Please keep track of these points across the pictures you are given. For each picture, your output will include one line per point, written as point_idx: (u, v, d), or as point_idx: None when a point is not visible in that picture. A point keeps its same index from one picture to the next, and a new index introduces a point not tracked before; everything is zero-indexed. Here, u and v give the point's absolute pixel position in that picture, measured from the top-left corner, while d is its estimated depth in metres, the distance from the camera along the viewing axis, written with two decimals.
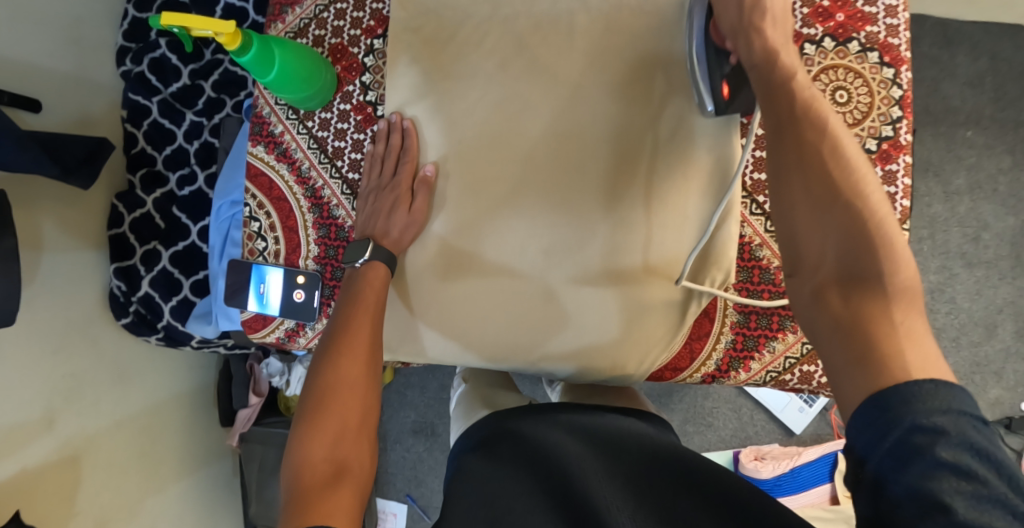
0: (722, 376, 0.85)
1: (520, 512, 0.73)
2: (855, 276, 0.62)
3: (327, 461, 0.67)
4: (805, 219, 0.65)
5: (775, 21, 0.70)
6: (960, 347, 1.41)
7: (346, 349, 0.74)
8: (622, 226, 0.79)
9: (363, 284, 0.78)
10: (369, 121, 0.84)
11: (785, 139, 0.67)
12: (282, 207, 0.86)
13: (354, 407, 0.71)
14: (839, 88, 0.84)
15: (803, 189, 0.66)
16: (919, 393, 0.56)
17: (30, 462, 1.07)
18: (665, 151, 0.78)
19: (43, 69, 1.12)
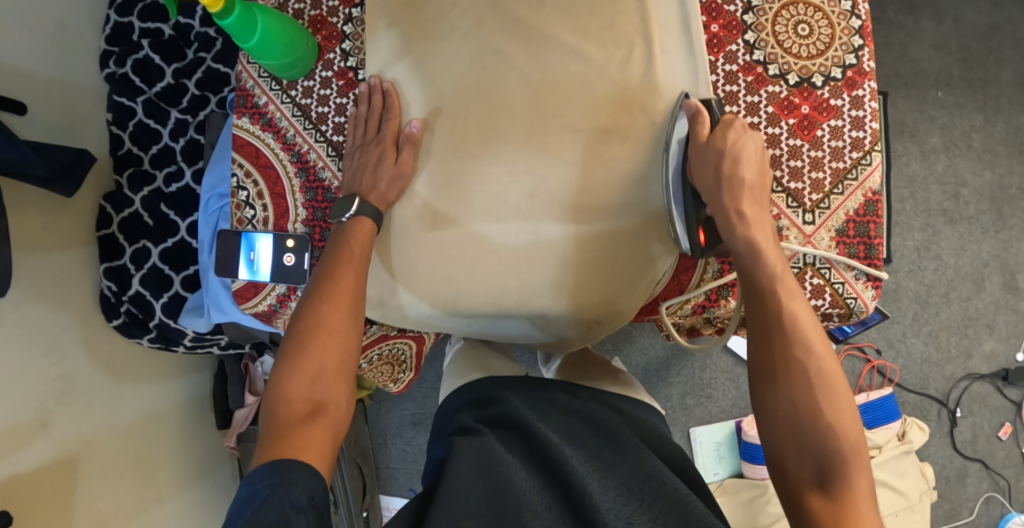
0: (712, 306, 0.89)
1: (513, 469, 0.74)
2: (829, 477, 0.68)
3: (304, 400, 0.73)
4: (783, 426, 0.71)
5: (752, 196, 0.73)
6: (951, 303, 1.43)
7: (329, 296, 0.78)
8: (603, 164, 0.80)
9: (350, 239, 0.81)
10: (350, 85, 0.86)
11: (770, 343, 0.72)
12: (269, 175, 0.86)
13: (333, 353, 0.76)
14: (801, 21, 0.81)
15: (781, 377, 0.71)
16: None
17: (26, 465, 1.06)
18: (642, 90, 0.79)
19: (27, 72, 1.13)
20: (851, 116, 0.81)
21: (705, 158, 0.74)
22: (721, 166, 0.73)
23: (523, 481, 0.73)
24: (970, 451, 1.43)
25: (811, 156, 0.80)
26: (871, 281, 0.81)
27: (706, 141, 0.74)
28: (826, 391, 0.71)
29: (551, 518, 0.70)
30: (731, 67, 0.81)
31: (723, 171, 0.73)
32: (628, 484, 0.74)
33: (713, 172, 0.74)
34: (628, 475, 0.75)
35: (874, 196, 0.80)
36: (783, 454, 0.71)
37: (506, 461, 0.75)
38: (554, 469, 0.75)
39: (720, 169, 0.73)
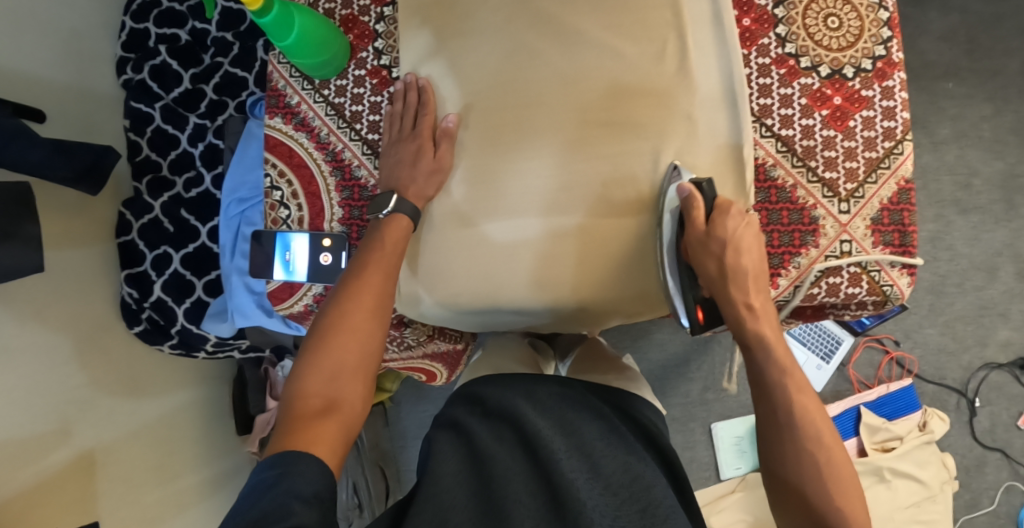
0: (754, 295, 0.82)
1: (506, 474, 0.76)
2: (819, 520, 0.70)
3: (320, 396, 0.72)
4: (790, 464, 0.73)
5: (757, 286, 0.76)
6: (966, 292, 1.43)
7: (353, 296, 0.77)
8: (638, 157, 0.80)
9: (383, 233, 0.81)
10: (385, 83, 0.86)
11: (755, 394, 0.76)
12: (303, 175, 0.87)
13: (353, 352, 0.75)
14: (831, 14, 0.82)
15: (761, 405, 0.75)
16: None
17: (54, 474, 1.04)
18: (676, 85, 0.79)
19: (44, 79, 1.13)
20: (882, 106, 0.81)
21: (716, 250, 0.75)
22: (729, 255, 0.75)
23: (506, 472, 0.76)
24: (989, 441, 1.44)
25: (845, 147, 0.81)
26: (906, 268, 0.81)
27: (713, 230, 0.75)
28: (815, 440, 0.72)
29: (534, 506, 0.73)
30: (764, 61, 0.82)
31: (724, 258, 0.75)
32: (616, 479, 0.75)
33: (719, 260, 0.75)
34: (618, 469, 0.76)
35: (906, 185, 0.81)
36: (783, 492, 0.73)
37: (505, 466, 0.77)
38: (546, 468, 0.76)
39: (722, 262, 0.75)
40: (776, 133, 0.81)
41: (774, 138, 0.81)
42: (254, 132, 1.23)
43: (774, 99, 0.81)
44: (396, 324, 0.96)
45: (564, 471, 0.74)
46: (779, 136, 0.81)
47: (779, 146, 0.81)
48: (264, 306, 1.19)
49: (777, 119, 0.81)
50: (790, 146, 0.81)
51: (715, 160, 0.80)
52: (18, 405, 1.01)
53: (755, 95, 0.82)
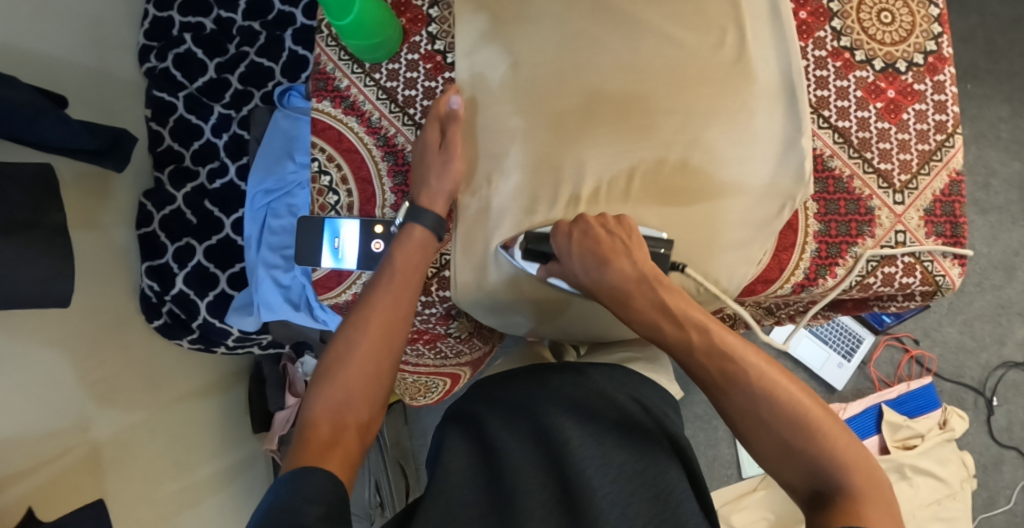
0: (811, 285, 0.83)
1: (515, 466, 0.74)
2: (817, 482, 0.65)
3: (329, 422, 0.70)
4: (773, 454, 0.68)
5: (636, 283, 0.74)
6: (984, 291, 1.45)
7: (361, 325, 0.75)
8: (698, 146, 0.80)
9: (397, 253, 0.80)
10: (439, 69, 0.88)
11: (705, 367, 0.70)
12: (353, 159, 0.89)
13: (362, 381, 0.73)
14: (884, 10, 0.83)
15: (715, 371, 0.70)
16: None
17: (71, 469, 1.02)
18: (733, 73, 0.79)
19: (68, 66, 1.11)
20: (934, 100, 0.83)
21: (568, 269, 0.77)
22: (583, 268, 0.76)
23: (516, 464, 0.74)
24: (1006, 439, 1.44)
25: (899, 139, 0.82)
26: (957, 259, 0.83)
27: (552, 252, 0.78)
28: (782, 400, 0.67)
29: (544, 498, 0.71)
30: (820, 53, 0.83)
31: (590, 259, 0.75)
32: (630, 466, 0.73)
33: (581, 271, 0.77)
34: (628, 459, 0.74)
35: (957, 176, 0.83)
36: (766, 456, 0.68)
37: (513, 456, 0.75)
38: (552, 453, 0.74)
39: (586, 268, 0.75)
40: (832, 125, 0.82)
41: (831, 130, 0.82)
42: (280, 123, 1.19)
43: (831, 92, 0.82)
44: (443, 318, 0.96)
45: (580, 461, 0.72)
46: (837, 127, 0.82)
47: (835, 137, 0.82)
48: (290, 299, 1.16)
49: (834, 110, 0.82)
50: (847, 137, 0.82)
51: (775, 149, 0.80)
52: (35, 399, 0.99)
53: (812, 87, 0.82)
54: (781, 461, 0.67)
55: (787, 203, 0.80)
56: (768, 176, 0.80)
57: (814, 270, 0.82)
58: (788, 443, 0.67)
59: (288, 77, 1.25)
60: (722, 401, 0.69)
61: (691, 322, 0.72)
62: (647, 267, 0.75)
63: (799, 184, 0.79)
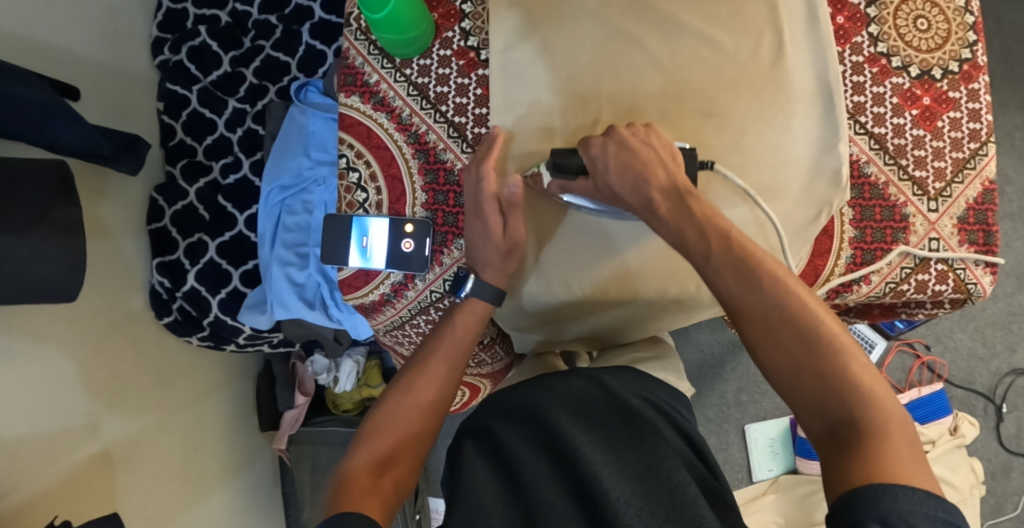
0: (845, 291, 0.86)
1: (530, 477, 0.69)
2: (839, 419, 0.63)
3: (369, 470, 0.71)
4: (785, 374, 0.66)
5: (665, 189, 0.73)
6: (996, 298, 1.45)
7: (406, 384, 0.80)
8: (740, 150, 0.82)
9: (455, 317, 0.86)
10: (472, 65, 0.90)
11: (728, 286, 0.68)
12: (382, 156, 0.91)
13: (409, 439, 0.76)
14: (920, 16, 0.85)
15: (735, 290, 0.68)
16: (905, 492, 0.56)
17: (80, 470, 1.00)
18: (770, 77, 0.82)
19: (81, 57, 1.08)
20: (968, 108, 0.84)
21: (603, 181, 0.77)
22: (616, 181, 0.76)
23: (533, 476, 0.69)
24: (1015, 446, 1.45)
25: (934, 147, 0.84)
26: (988, 267, 0.85)
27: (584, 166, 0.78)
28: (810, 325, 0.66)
29: (562, 506, 0.66)
30: (857, 59, 0.85)
31: (615, 168, 0.75)
32: (642, 464, 0.70)
33: (611, 184, 0.76)
34: (636, 460, 0.71)
35: (990, 185, 0.84)
36: (789, 383, 0.65)
37: (524, 462, 0.71)
38: (565, 455, 0.70)
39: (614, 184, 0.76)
40: (868, 130, 0.85)
41: (867, 136, 0.84)
42: (295, 118, 1.16)
43: (867, 98, 0.84)
44: None
45: (591, 462, 0.69)
46: (873, 133, 0.84)
47: (871, 143, 0.84)
48: (305, 297, 1.14)
49: (870, 116, 0.84)
50: (882, 143, 0.84)
51: (811, 155, 0.82)
52: (44, 399, 0.96)
53: (849, 92, 0.84)
54: (795, 392, 0.65)
55: (824, 208, 0.82)
56: (805, 180, 0.82)
57: (848, 277, 0.85)
58: (804, 367, 0.65)
59: (304, 72, 1.24)
60: (739, 316, 0.68)
61: (716, 228, 0.70)
62: (681, 179, 0.75)
63: (837, 189, 0.82)
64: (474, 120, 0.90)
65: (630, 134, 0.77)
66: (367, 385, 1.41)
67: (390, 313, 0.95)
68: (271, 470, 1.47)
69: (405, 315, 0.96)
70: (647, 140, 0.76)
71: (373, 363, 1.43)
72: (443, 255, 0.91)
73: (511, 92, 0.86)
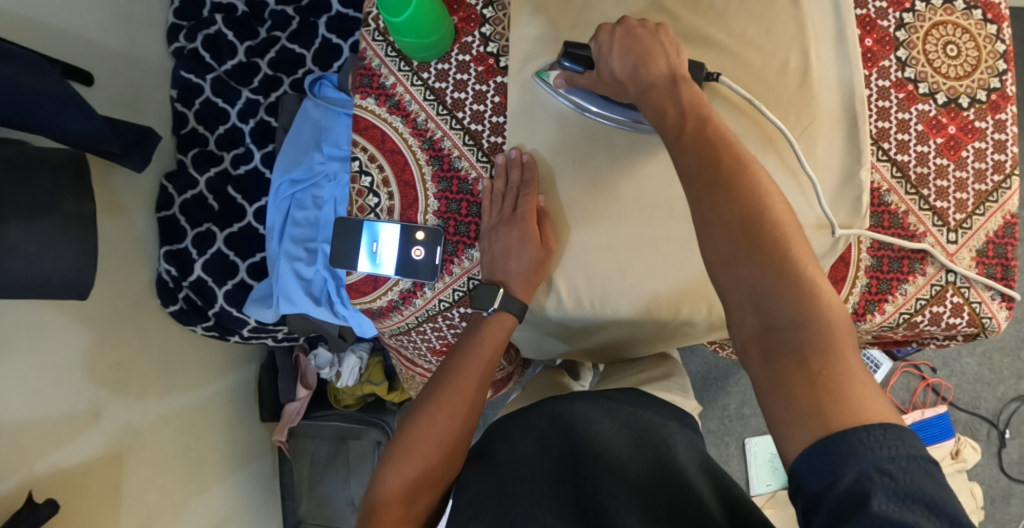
0: (858, 320, 0.84)
1: (530, 498, 0.69)
2: (772, 326, 0.59)
3: (400, 502, 0.72)
4: (723, 259, 0.62)
5: (665, 77, 0.69)
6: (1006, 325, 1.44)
7: (436, 399, 0.79)
8: (773, 148, 0.81)
9: (483, 333, 0.84)
10: (491, 72, 0.89)
11: (695, 168, 0.64)
12: (396, 160, 0.90)
13: (438, 463, 0.75)
14: (949, 42, 0.83)
15: (704, 170, 0.63)
16: (866, 439, 0.54)
17: (79, 456, 1.00)
18: (794, 97, 0.81)
19: (95, 43, 1.07)
20: (994, 139, 0.83)
21: (607, 69, 0.74)
22: (619, 67, 0.73)
23: (534, 496, 0.69)
24: (1016, 473, 1.44)
25: (957, 177, 0.83)
26: (1004, 302, 0.84)
27: (594, 55, 0.76)
28: (768, 214, 0.61)
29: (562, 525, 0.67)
30: (884, 83, 0.83)
31: (618, 48, 0.72)
32: (646, 476, 0.71)
33: (614, 70, 0.73)
34: (644, 467, 0.72)
35: (1012, 218, 0.83)
36: (728, 276, 0.61)
37: (518, 479, 0.71)
38: (571, 484, 0.71)
39: (625, 63, 0.71)
40: (891, 158, 0.83)
41: (890, 163, 0.83)
42: (310, 112, 1.16)
43: (892, 124, 0.83)
44: None
45: (597, 487, 0.70)
46: (896, 161, 0.83)
47: (893, 171, 0.83)
48: (311, 293, 1.13)
49: (894, 143, 0.83)
50: (904, 171, 0.83)
51: (834, 181, 0.81)
52: (48, 385, 0.96)
53: (873, 118, 0.83)
54: (734, 289, 0.61)
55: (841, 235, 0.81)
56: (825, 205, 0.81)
57: (863, 305, 0.84)
58: (748, 254, 0.61)
59: (319, 65, 1.23)
60: (693, 200, 0.63)
61: (696, 112, 0.66)
62: (680, 67, 0.71)
63: (857, 216, 0.81)
64: (489, 129, 0.89)
65: (640, 24, 0.73)
66: (369, 382, 1.40)
67: (397, 319, 0.95)
68: (270, 460, 1.47)
69: (412, 321, 0.95)
70: (658, 35, 0.71)
71: (377, 360, 1.43)
72: (453, 265, 0.91)
73: (531, 106, 0.87)
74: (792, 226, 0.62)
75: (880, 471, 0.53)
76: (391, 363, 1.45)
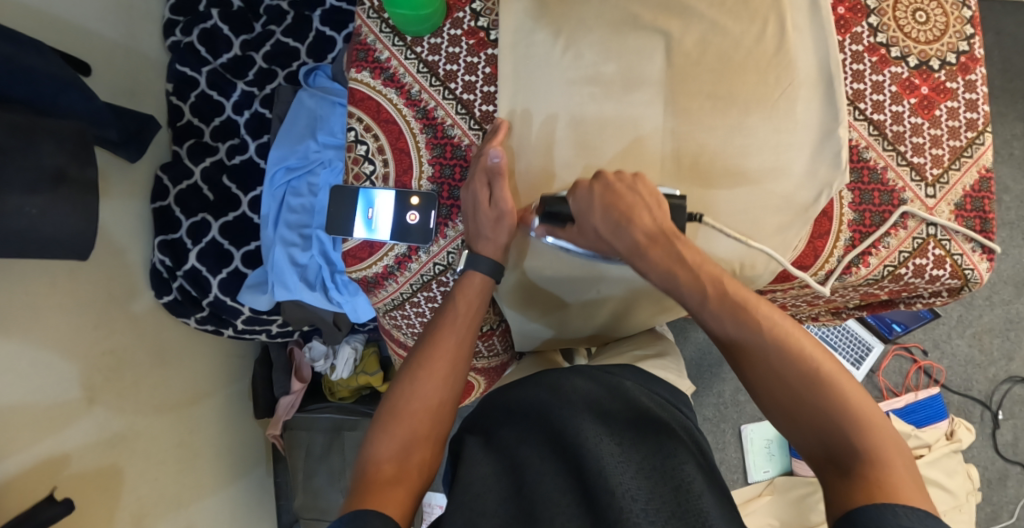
0: (844, 273, 0.88)
1: (537, 475, 0.68)
2: (836, 452, 0.66)
3: (393, 461, 0.71)
4: (777, 402, 0.70)
5: (652, 240, 0.77)
6: (994, 305, 1.46)
7: (426, 365, 0.78)
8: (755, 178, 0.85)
9: (458, 297, 0.84)
10: (482, 45, 0.92)
11: (730, 328, 0.72)
12: (391, 130, 0.93)
13: (425, 415, 0.75)
14: (918, 9, 0.87)
15: (739, 329, 0.72)
16: (901, 511, 0.60)
17: (71, 443, 0.99)
18: (774, 63, 0.85)
19: (92, 33, 1.09)
20: (965, 98, 0.87)
21: (587, 223, 0.80)
22: (602, 224, 0.79)
23: (540, 475, 0.67)
24: (1011, 454, 1.44)
25: (931, 134, 0.87)
26: (985, 253, 0.87)
27: (573, 212, 0.81)
28: (803, 355, 0.69)
29: (565, 504, 0.64)
30: (857, 48, 0.87)
31: (598, 206, 0.79)
32: (648, 463, 0.68)
33: (597, 228, 0.79)
34: (648, 452, 0.69)
35: (987, 173, 0.87)
36: (787, 418, 0.69)
37: (528, 460, 0.70)
38: (571, 452, 0.68)
39: (607, 219, 0.78)
40: (867, 117, 0.87)
41: (866, 123, 0.87)
42: (305, 103, 1.17)
43: (868, 85, 0.86)
44: None
45: (597, 455, 0.67)
46: (872, 120, 0.87)
47: (870, 130, 0.87)
48: (306, 278, 1.13)
49: (869, 103, 0.87)
50: (881, 130, 0.87)
51: (812, 139, 0.85)
52: (41, 368, 0.96)
53: (849, 80, 0.87)
54: (791, 421, 0.69)
55: (824, 191, 0.85)
56: (806, 165, 0.85)
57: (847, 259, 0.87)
58: (796, 393, 0.69)
59: (313, 57, 1.26)
60: (738, 358, 0.72)
61: (710, 269, 0.75)
62: (666, 222, 0.78)
63: (837, 171, 0.84)
64: (481, 98, 0.92)
65: (617, 179, 0.80)
66: (364, 373, 1.40)
67: (392, 288, 0.97)
68: (264, 458, 1.46)
69: (407, 291, 0.97)
70: (634, 186, 0.79)
71: (371, 350, 1.43)
72: (448, 228, 0.93)
73: (519, 75, 0.89)
74: (833, 368, 0.69)
75: None
76: (385, 355, 1.45)
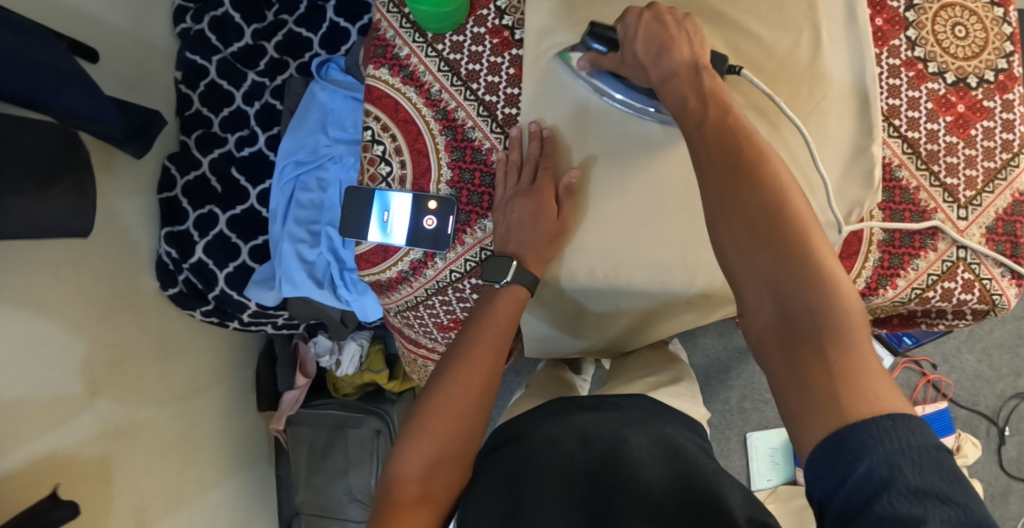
0: (870, 294, 0.86)
1: (540, 496, 0.66)
2: (792, 322, 0.58)
3: (418, 482, 0.69)
4: (740, 241, 0.61)
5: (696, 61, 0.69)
6: (1005, 320, 1.44)
7: (451, 378, 0.76)
8: None
9: (496, 304, 0.84)
10: (506, 44, 0.90)
11: (711, 155, 0.63)
12: (409, 130, 0.91)
13: (455, 435, 0.73)
14: (958, 23, 0.85)
15: (727, 155, 0.63)
16: (874, 433, 0.51)
17: (72, 438, 0.97)
18: (806, 74, 0.83)
19: (101, 22, 1.06)
20: (1002, 118, 0.85)
21: (631, 50, 0.73)
22: (642, 50, 0.72)
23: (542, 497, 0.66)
24: (1016, 470, 1.44)
25: (966, 154, 0.85)
26: (1014, 279, 0.86)
27: (619, 36, 0.74)
28: (787, 200, 0.61)
29: None
30: (895, 61, 0.85)
31: (645, 33, 0.71)
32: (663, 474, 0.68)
33: (637, 54, 0.72)
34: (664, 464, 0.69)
35: (1020, 197, 0.85)
36: (749, 269, 0.60)
37: (530, 477, 0.68)
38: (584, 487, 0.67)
39: (649, 50, 0.71)
40: (901, 134, 0.85)
41: (900, 140, 0.85)
42: (317, 96, 1.14)
43: (903, 100, 0.85)
44: None
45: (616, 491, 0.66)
46: (906, 137, 0.85)
47: (904, 147, 0.85)
48: (315, 276, 1.11)
49: (904, 120, 0.85)
50: (915, 147, 0.85)
51: (843, 153, 0.83)
52: (44, 363, 0.94)
53: (884, 94, 0.85)
54: (745, 268, 0.60)
55: (854, 210, 0.83)
56: (836, 180, 0.83)
57: (875, 279, 0.86)
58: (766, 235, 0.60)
59: (327, 48, 1.23)
60: (712, 183, 0.63)
61: (717, 100, 0.66)
62: (702, 55, 0.70)
63: (868, 190, 0.82)
64: (504, 101, 0.90)
65: (668, 11, 0.72)
66: (370, 370, 1.39)
67: (406, 291, 0.96)
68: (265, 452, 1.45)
69: (421, 295, 0.96)
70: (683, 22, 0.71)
71: (377, 348, 1.41)
72: (466, 234, 0.92)
73: (548, 79, 0.88)
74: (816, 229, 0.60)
75: (891, 466, 0.50)
76: (392, 352, 1.44)
